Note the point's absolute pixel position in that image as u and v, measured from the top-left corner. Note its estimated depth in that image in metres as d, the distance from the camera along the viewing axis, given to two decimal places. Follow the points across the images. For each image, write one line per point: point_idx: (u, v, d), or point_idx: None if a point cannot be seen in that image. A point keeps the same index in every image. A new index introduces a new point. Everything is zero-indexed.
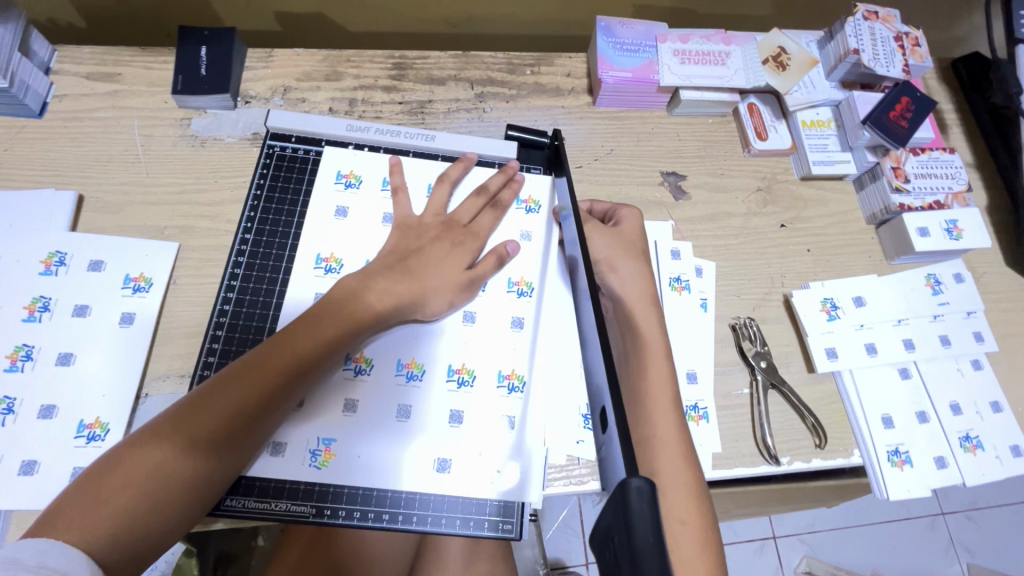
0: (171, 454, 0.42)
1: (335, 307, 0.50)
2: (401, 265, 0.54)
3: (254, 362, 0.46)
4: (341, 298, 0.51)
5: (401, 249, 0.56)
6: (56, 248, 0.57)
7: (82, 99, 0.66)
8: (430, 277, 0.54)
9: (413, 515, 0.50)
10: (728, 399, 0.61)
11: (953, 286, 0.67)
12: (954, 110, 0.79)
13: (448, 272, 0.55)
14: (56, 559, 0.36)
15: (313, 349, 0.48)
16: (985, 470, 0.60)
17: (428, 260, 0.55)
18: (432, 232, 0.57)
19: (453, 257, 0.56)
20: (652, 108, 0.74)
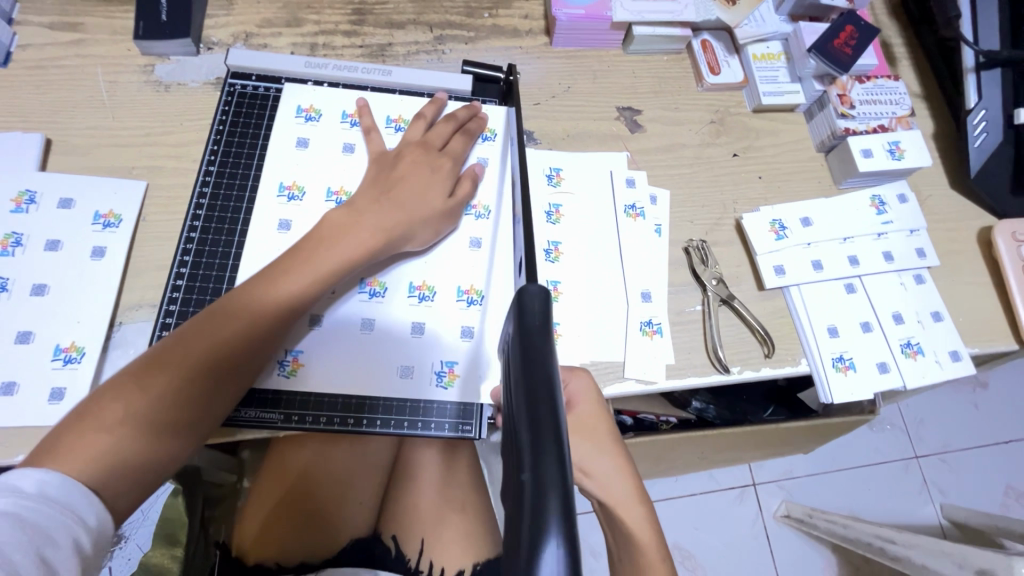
0: (168, 387, 0.45)
1: (318, 243, 0.53)
2: (383, 197, 0.57)
3: (242, 302, 0.49)
4: (325, 234, 0.53)
5: (380, 179, 0.58)
6: (27, 188, 0.59)
7: (45, 48, 0.67)
8: (412, 208, 0.57)
9: (378, 419, 0.54)
10: (681, 316, 0.64)
11: (896, 206, 0.70)
12: (904, 43, 0.81)
13: (427, 204, 0.58)
14: (56, 490, 0.39)
15: (301, 287, 0.51)
16: (926, 373, 0.64)
17: (408, 188, 0.58)
18: (412, 157, 0.60)
19: (431, 189, 0.59)
20: (608, 46, 0.76)
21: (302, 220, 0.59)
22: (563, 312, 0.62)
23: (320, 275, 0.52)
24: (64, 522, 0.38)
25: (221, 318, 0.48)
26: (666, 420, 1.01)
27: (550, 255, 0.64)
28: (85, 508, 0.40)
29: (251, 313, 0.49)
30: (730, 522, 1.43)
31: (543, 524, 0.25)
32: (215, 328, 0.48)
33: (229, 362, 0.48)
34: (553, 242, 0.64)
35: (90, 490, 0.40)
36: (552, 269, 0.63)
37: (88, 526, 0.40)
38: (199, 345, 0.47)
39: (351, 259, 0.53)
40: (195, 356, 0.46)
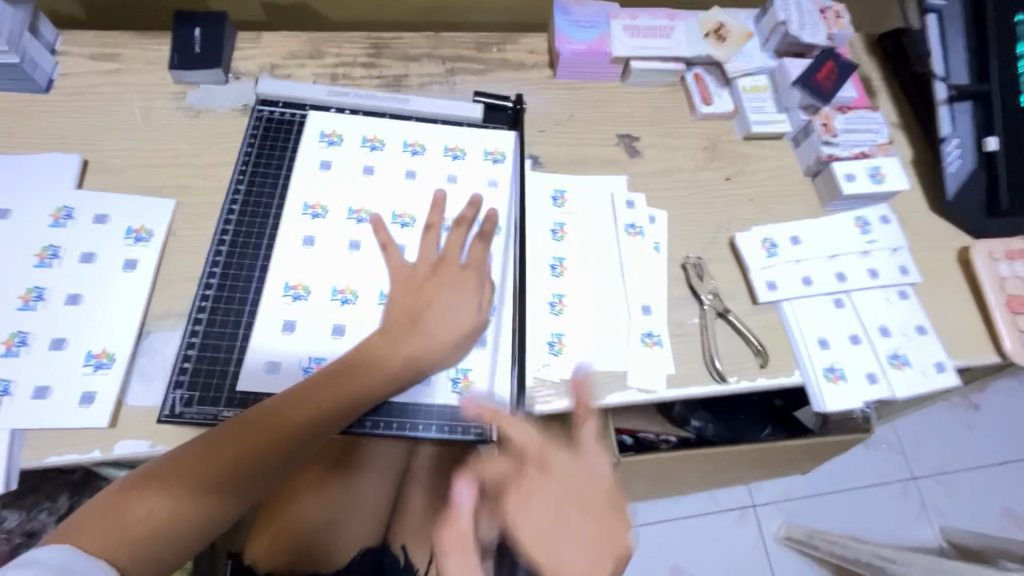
0: (189, 490, 0.48)
1: (361, 369, 0.55)
2: (413, 326, 0.58)
3: (279, 416, 0.52)
4: (368, 356, 0.56)
5: (407, 305, 0.59)
6: (64, 204, 0.63)
7: (85, 77, 0.72)
8: (440, 333, 0.58)
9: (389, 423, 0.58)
10: (680, 328, 0.68)
11: (879, 227, 0.74)
12: (881, 78, 0.87)
13: (457, 321, 0.59)
14: (76, 563, 0.41)
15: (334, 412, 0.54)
16: (913, 383, 0.67)
17: (438, 301, 0.59)
18: (428, 279, 0.60)
19: (459, 308, 0.59)
20: (607, 79, 0.82)
21: (324, 234, 0.63)
22: (568, 322, 0.65)
23: (351, 403, 0.54)
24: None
25: (257, 428, 0.51)
26: (665, 439, 1.03)
27: (555, 270, 0.68)
28: None
29: (284, 426, 0.52)
30: (730, 543, 1.43)
31: None
32: (252, 437, 0.51)
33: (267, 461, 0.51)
34: (558, 258, 0.68)
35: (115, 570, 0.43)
36: (557, 283, 0.67)
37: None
38: (233, 452, 0.50)
39: (386, 383, 0.56)
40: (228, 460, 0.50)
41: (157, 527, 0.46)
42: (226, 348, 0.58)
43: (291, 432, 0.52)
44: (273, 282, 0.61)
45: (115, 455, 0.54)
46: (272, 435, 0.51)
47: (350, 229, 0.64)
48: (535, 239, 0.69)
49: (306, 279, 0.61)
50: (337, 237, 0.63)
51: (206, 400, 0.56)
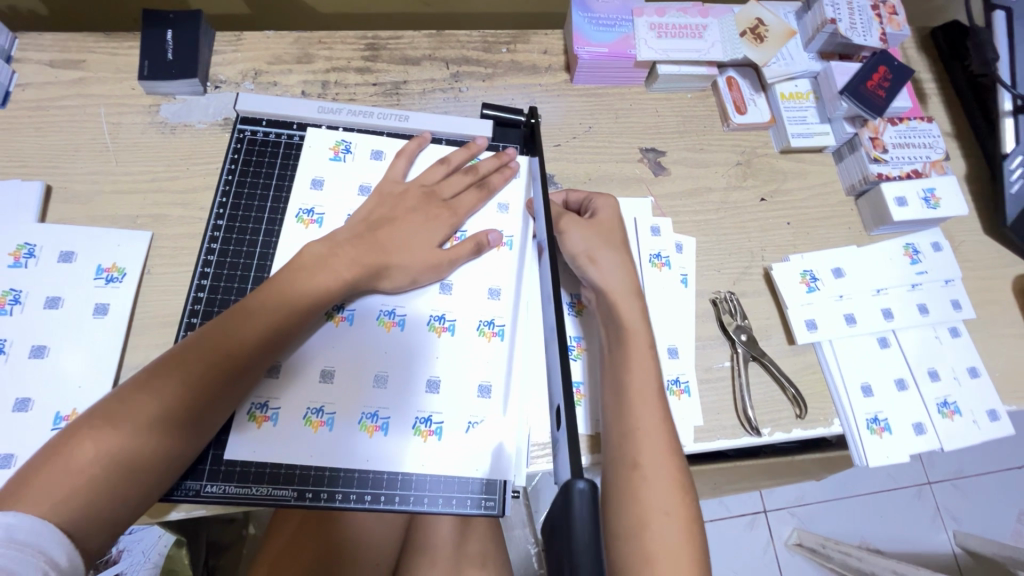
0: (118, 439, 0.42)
1: (293, 277, 0.51)
2: (372, 233, 0.55)
3: (231, 322, 0.48)
4: (305, 266, 0.52)
5: (379, 213, 0.57)
6: (26, 240, 0.56)
7: (46, 88, 0.64)
8: (398, 253, 0.55)
9: (383, 496, 0.51)
10: (709, 373, 0.62)
11: (930, 256, 0.67)
12: (934, 80, 0.78)
13: (417, 246, 0.56)
14: (23, 532, 0.37)
15: (290, 309, 0.50)
16: (963, 434, 0.61)
17: (406, 226, 0.57)
18: (411, 201, 0.58)
19: (424, 228, 0.57)
20: (630, 83, 0.73)
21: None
22: (587, 371, 0.59)
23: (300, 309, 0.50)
24: (31, 560, 0.36)
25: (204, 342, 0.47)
26: None
27: (573, 308, 0.62)
28: (53, 546, 0.37)
29: (237, 330, 0.48)
30: (739, 550, 1.41)
31: None
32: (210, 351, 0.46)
33: (212, 381, 0.46)
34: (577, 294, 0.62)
35: (63, 533, 0.38)
36: (574, 324, 0.61)
37: (60, 567, 0.37)
38: (181, 372, 0.45)
39: (325, 291, 0.51)
40: (188, 374, 0.45)
41: (106, 468, 0.41)
42: None
43: (236, 341, 0.47)
44: None
45: None
46: (220, 345, 0.47)
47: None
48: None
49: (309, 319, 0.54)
50: None
51: (189, 475, 0.50)
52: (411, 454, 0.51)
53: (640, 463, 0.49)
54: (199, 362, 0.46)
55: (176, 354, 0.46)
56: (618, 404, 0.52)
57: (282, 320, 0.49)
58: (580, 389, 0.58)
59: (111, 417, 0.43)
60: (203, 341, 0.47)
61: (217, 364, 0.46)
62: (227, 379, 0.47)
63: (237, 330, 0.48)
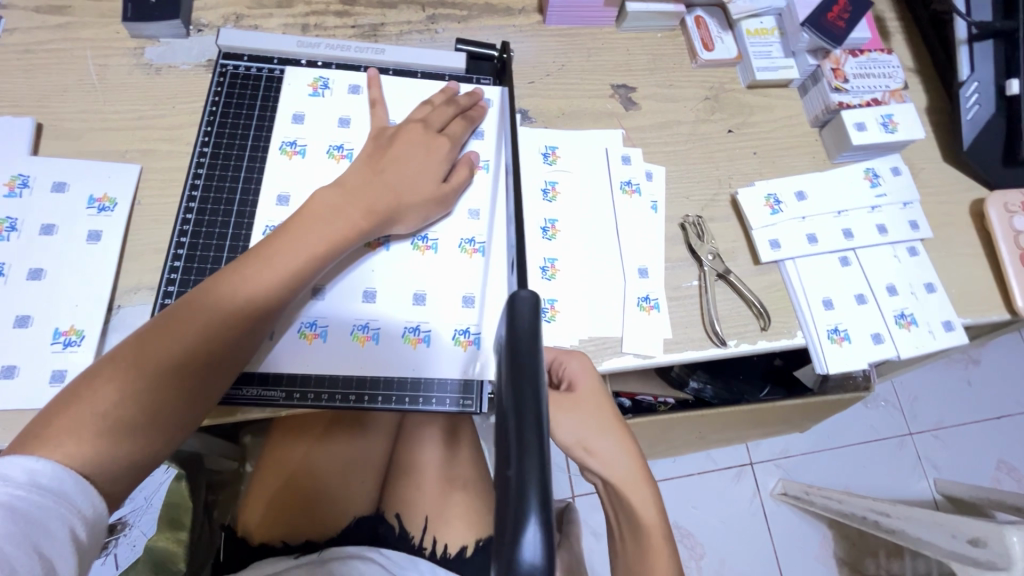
0: (139, 384, 0.43)
1: (293, 235, 0.51)
2: (376, 176, 0.56)
3: (228, 290, 0.48)
4: (303, 221, 0.52)
5: (376, 154, 0.58)
6: (20, 172, 0.59)
7: (33, 32, 0.66)
8: (405, 194, 0.56)
9: (368, 395, 0.54)
10: (678, 291, 0.65)
11: (890, 179, 0.70)
12: (896, 18, 0.81)
13: (420, 187, 0.57)
14: (47, 478, 0.39)
15: (289, 274, 0.50)
16: (919, 343, 0.65)
17: (405, 165, 0.57)
18: (405, 138, 0.59)
19: (420, 172, 0.58)
20: (601, 24, 0.76)
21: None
22: (561, 288, 0.62)
23: (312, 254, 0.51)
24: (58, 510, 0.38)
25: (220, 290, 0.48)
26: (664, 401, 1.02)
27: (547, 233, 0.64)
28: (80, 497, 0.40)
29: (247, 288, 0.48)
30: (726, 500, 1.45)
31: (523, 507, 0.27)
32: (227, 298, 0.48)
33: (215, 348, 0.47)
34: (551, 220, 0.65)
35: (81, 476, 0.40)
36: (549, 247, 0.63)
37: (85, 517, 0.40)
38: (198, 319, 0.46)
39: (325, 248, 0.52)
40: (191, 342, 0.45)
41: (127, 412, 0.43)
42: None
43: (236, 307, 0.48)
44: None
45: None
46: (220, 312, 0.47)
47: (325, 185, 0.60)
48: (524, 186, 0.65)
49: None
50: None
51: None
52: (399, 360, 0.55)
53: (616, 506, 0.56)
54: (201, 329, 0.46)
55: (194, 300, 0.47)
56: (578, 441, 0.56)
57: (281, 283, 0.50)
58: (554, 305, 0.61)
59: (117, 382, 0.43)
60: (202, 309, 0.47)
61: (229, 318, 0.47)
62: (242, 326, 0.48)
63: (236, 298, 0.48)
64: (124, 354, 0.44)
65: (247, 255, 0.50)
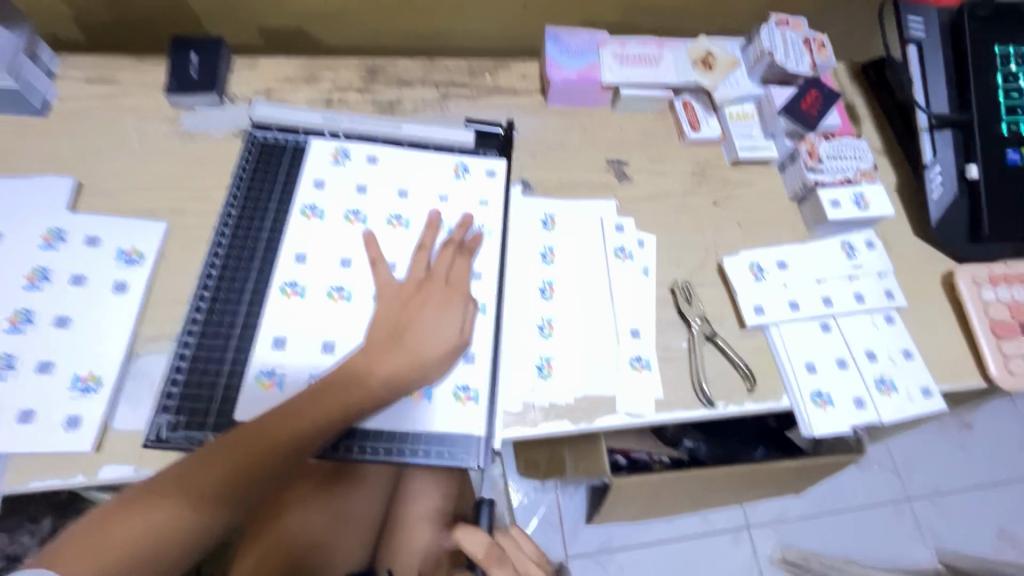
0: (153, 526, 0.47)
1: (322, 394, 0.55)
2: (396, 337, 0.59)
3: (243, 444, 0.51)
4: (331, 381, 0.56)
5: (393, 318, 0.60)
6: (57, 226, 0.63)
7: (82, 100, 0.73)
8: (424, 352, 0.58)
9: (368, 447, 0.58)
10: (668, 352, 0.68)
11: (865, 252, 0.76)
12: (865, 105, 0.89)
13: (439, 338, 0.59)
14: None
15: (302, 435, 0.53)
16: (899, 408, 0.68)
17: (423, 332, 0.59)
18: (419, 294, 0.61)
19: (436, 328, 0.60)
20: (597, 105, 0.83)
21: (306, 277, 0.63)
22: (557, 346, 0.66)
23: (334, 414, 0.55)
24: None
25: (240, 441, 0.51)
26: (658, 460, 1.01)
27: (544, 293, 0.68)
28: None
29: (266, 442, 0.52)
30: (724, 565, 1.41)
31: None
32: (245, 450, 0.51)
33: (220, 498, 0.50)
34: (548, 281, 0.69)
35: None
36: (546, 307, 0.67)
37: None
38: (215, 469, 0.50)
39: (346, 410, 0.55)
40: (197, 490, 0.49)
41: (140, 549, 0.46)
42: (214, 373, 0.58)
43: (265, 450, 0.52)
44: (269, 311, 0.61)
45: (99, 479, 0.54)
46: (236, 460, 0.51)
47: (340, 246, 0.65)
48: (525, 248, 0.70)
49: (312, 288, 0.62)
50: (325, 261, 0.64)
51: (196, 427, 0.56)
52: (402, 415, 0.59)
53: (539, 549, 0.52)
54: (213, 477, 0.50)
55: (217, 449, 0.51)
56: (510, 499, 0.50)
57: (306, 436, 0.53)
58: (550, 362, 0.65)
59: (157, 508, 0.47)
60: (233, 449, 0.51)
61: (245, 470, 0.51)
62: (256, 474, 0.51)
63: (251, 447, 0.52)
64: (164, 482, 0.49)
65: (274, 416, 0.53)
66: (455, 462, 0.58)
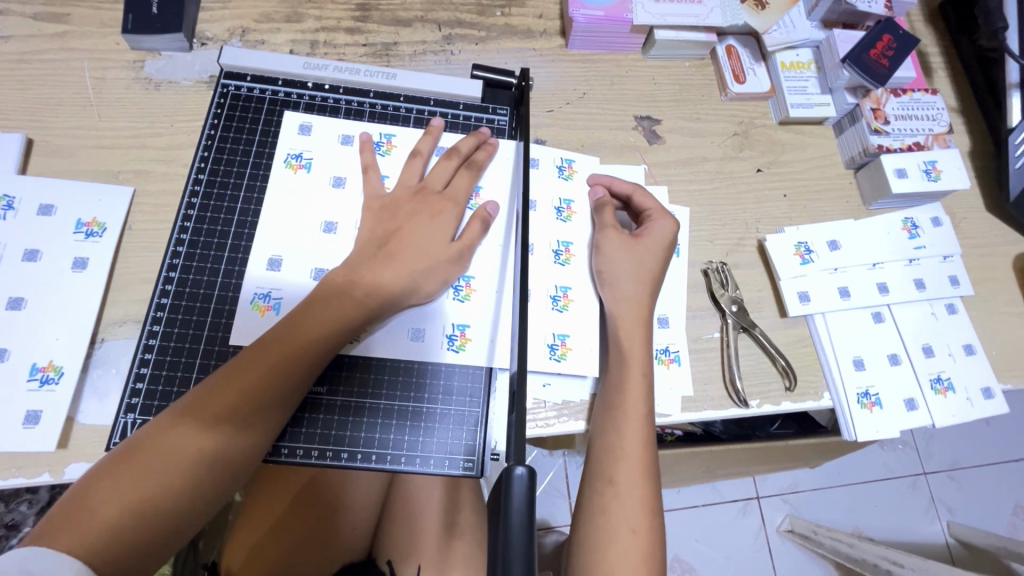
0: (148, 470, 0.42)
1: (304, 319, 0.49)
2: (384, 248, 0.53)
3: (237, 377, 0.46)
4: (316, 303, 0.50)
5: (382, 229, 0.54)
6: (4, 192, 0.55)
7: (28, 41, 0.63)
8: (415, 258, 0.52)
9: (346, 453, 0.51)
10: (699, 343, 0.60)
11: (929, 230, 0.66)
12: (940, 53, 0.76)
13: (434, 248, 0.53)
14: None
15: (300, 352, 0.47)
16: (955, 411, 0.60)
17: (412, 242, 0.53)
18: (407, 205, 0.55)
19: (432, 241, 0.54)
20: (626, 50, 0.72)
21: (289, 249, 0.55)
22: (572, 323, 0.57)
23: (327, 340, 0.48)
24: None
25: (238, 370, 0.46)
26: (672, 432, 0.94)
27: (560, 257, 0.60)
28: None
29: (264, 367, 0.46)
30: (732, 535, 1.35)
31: None
32: (242, 378, 0.46)
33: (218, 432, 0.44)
34: (563, 243, 0.61)
35: None
36: (561, 274, 0.59)
37: None
38: (210, 403, 0.45)
39: (331, 334, 0.49)
40: (195, 425, 0.44)
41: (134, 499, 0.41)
42: (184, 367, 0.51)
43: (245, 392, 0.45)
44: (245, 293, 0.53)
45: (66, 480, 0.49)
46: (233, 390, 0.45)
47: (324, 209, 0.57)
48: (539, 221, 0.61)
49: (297, 266, 0.54)
50: (304, 230, 0.56)
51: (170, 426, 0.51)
52: (394, 419, 0.52)
53: (616, 479, 0.50)
54: (214, 408, 0.45)
55: (217, 380, 0.46)
56: (605, 401, 0.53)
57: (290, 369, 0.47)
58: (565, 342, 0.56)
59: (145, 453, 0.43)
60: (228, 382, 0.46)
61: (240, 401, 0.45)
62: (250, 405, 0.45)
63: (242, 380, 0.46)
64: (168, 415, 0.45)
65: (271, 333, 0.48)
66: (450, 467, 0.51)
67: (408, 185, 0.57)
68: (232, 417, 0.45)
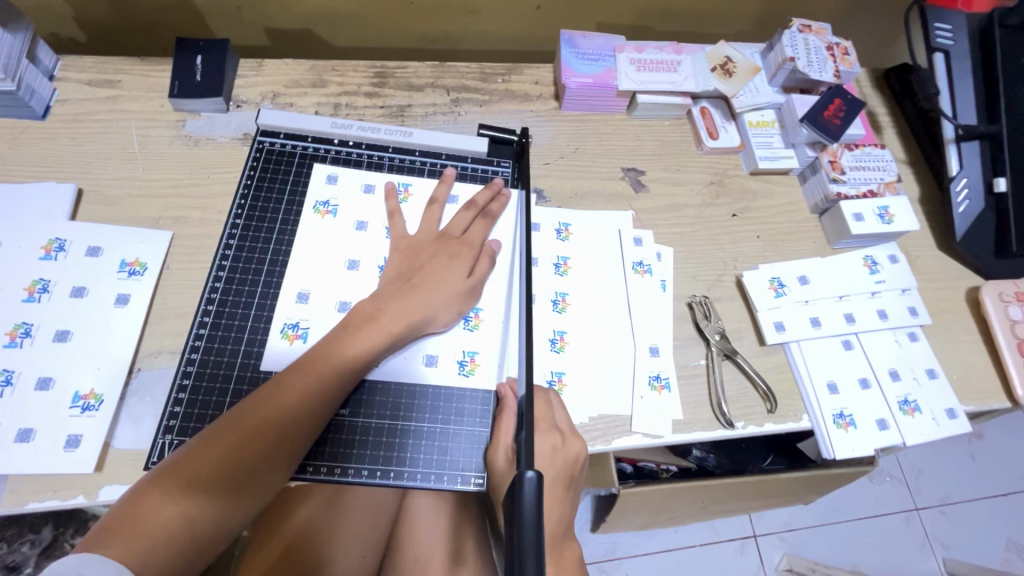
0: (186, 487, 0.46)
1: (332, 348, 0.54)
2: (408, 282, 0.59)
3: (268, 404, 0.50)
4: (343, 334, 0.55)
5: (405, 267, 0.61)
6: (57, 235, 0.61)
7: (83, 103, 0.71)
8: (434, 292, 0.58)
9: (366, 471, 0.55)
10: (686, 370, 0.66)
11: (888, 267, 0.74)
12: (887, 113, 0.87)
13: (450, 282, 0.60)
14: None
15: (321, 381, 0.52)
16: (924, 431, 0.65)
17: (433, 279, 0.59)
18: (430, 247, 0.62)
19: (450, 277, 0.60)
20: (612, 111, 0.81)
21: (318, 285, 0.61)
22: (570, 361, 0.63)
23: (352, 367, 0.54)
24: None
25: (269, 396, 0.51)
26: (667, 470, 0.94)
27: (557, 305, 0.66)
28: None
29: (291, 395, 0.51)
30: None
31: None
32: (270, 406, 0.50)
33: (246, 454, 0.48)
34: (561, 294, 0.67)
35: None
36: (558, 319, 0.65)
37: None
38: (242, 426, 0.49)
39: (355, 364, 0.54)
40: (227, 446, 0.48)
41: (175, 513, 0.45)
42: (219, 392, 0.56)
43: (275, 417, 0.50)
44: (276, 324, 0.59)
45: (99, 502, 0.52)
46: (262, 415, 0.50)
47: (349, 248, 0.63)
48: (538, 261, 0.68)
49: (324, 300, 0.60)
50: (329, 268, 0.62)
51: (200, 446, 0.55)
52: (411, 439, 0.56)
53: None
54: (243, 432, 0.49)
55: (249, 405, 0.50)
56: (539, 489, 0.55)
57: (314, 397, 0.51)
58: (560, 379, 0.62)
59: (185, 469, 0.46)
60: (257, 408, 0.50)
61: (267, 427, 0.49)
62: (276, 431, 0.49)
63: (270, 407, 0.50)
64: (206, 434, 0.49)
65: (300, 363, 0.53)
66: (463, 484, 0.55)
67: (429, 229, 0.64)
68: (261, 439, 0.49)
